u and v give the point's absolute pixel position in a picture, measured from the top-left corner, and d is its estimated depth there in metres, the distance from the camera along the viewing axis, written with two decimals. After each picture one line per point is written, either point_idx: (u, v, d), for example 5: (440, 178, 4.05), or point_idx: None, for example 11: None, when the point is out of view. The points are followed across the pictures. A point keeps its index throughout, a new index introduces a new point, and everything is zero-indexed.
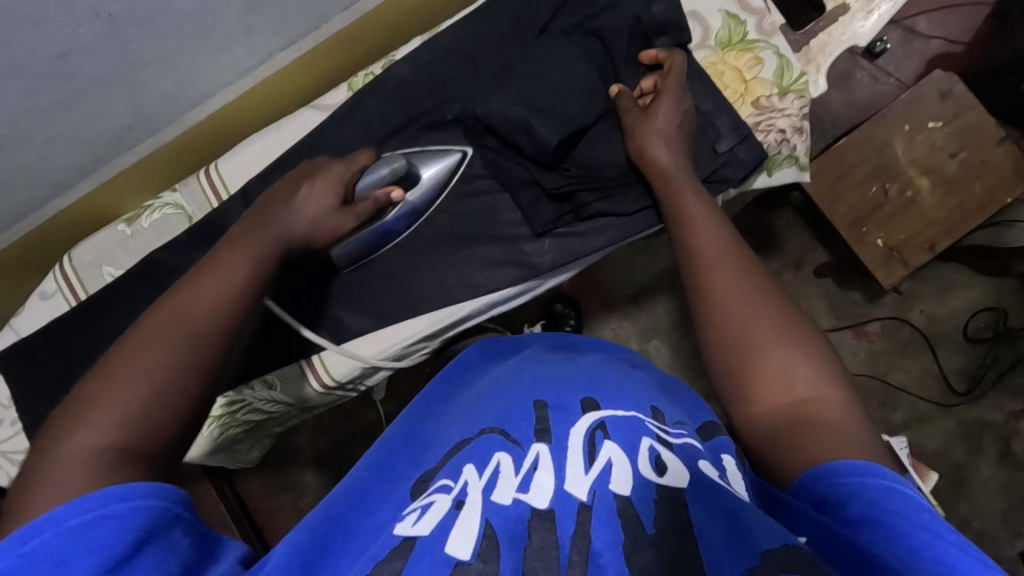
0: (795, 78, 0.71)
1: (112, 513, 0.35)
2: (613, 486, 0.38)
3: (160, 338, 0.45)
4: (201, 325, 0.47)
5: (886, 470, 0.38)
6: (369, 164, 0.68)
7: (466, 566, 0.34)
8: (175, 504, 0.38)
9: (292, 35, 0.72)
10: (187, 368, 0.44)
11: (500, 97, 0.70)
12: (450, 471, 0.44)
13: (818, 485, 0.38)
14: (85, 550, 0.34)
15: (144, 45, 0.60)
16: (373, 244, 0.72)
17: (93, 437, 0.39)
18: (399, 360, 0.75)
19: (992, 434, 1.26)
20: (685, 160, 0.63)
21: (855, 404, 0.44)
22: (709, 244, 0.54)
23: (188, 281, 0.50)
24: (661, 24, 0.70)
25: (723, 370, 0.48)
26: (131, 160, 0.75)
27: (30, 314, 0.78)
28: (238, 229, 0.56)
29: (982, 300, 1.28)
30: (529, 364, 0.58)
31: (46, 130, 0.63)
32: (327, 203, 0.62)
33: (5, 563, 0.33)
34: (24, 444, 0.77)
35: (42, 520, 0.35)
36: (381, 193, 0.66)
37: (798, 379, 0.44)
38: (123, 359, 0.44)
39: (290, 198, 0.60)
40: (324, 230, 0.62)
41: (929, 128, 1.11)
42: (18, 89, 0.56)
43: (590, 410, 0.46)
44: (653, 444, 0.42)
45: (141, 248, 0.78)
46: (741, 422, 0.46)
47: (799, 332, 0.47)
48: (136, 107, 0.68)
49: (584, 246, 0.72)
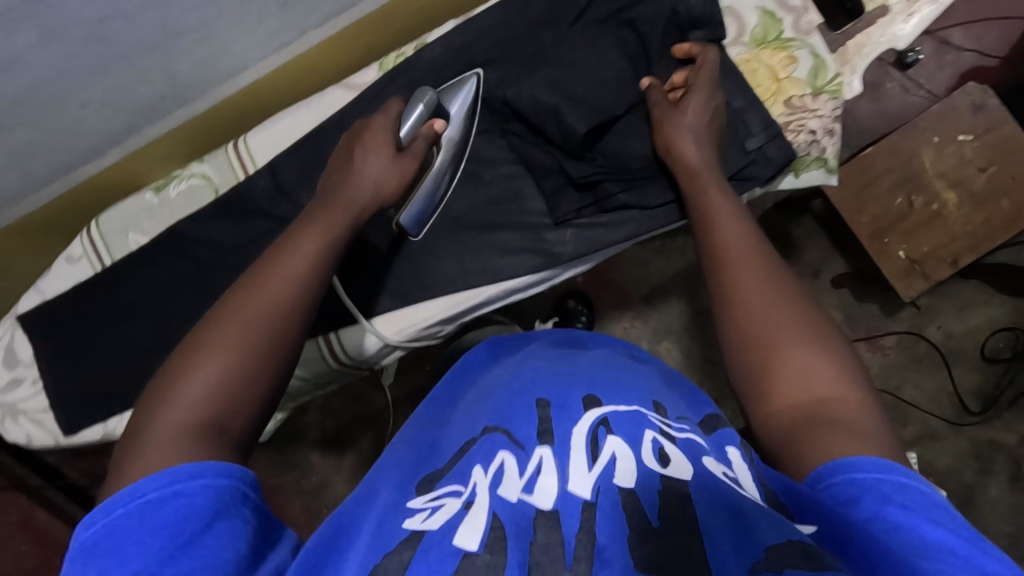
0: (830, 78, 0.70)
1: (189, 488, 0.37)
2: (617, 480, 0.38)
3: (239, 313, 0.46)
4: (277, 299, 0.48)
5: (899, 465, 0.38)
6: (404, 108, 0.67)
7: (474, 557, 0.34)
8: (243, 484, 0.39)
9: (326, 13, 0.73)
10: (267, 337, 0.46)
11: (529, 82, 0.70)
12: (459, 474, 0.44)
13: (834, 476, 0.38)
14: (151, 529, 0.35)
15: (183, 14, 0.61)
16: (435, 199, 0.70)
17: (181, 409, 0.41)
18: (414, 340, 0.75)
19: (1004, 456, 1.25)
20: (713, 157, 0.62)
21: (874, 405, 0.43)
22: (734, 242, 0.54)
23: (271, 257, 0.51)
24: (697, 18, 0.69)
25: (742, 367, 0.48)
26: (162, 129, 0.77)
27: (55, 277, 0.79)
28: (310, 208, 0.57)
29: (1002, 320, 1.26)
30: (534, 360, 0.57)
31: (82, 94, 0.64)
32: (386, 155, 0.62)
33: (97, 528, 0.36)
34: (44, 404, 0.78)
35: (128, 490, 0.37)
36: (428, 129, 0.66)
37: (817, 378, 0.44)
38: (207, 336, 0.45)
39: (353, 159, 0.61)
40: (391, 180, 0.61)
41: (959, 141, 1.10)
42: (60, 50, 0.57)
43: (591, 407, 0.46)
44: (656, 437, 0.42)
45: (167, 217, 0.78)
46: (758, 419, 0.46)
47: (822, 331, 0.47)
48: (171, 76, 0.69)
49: (607, 237, 0.71)
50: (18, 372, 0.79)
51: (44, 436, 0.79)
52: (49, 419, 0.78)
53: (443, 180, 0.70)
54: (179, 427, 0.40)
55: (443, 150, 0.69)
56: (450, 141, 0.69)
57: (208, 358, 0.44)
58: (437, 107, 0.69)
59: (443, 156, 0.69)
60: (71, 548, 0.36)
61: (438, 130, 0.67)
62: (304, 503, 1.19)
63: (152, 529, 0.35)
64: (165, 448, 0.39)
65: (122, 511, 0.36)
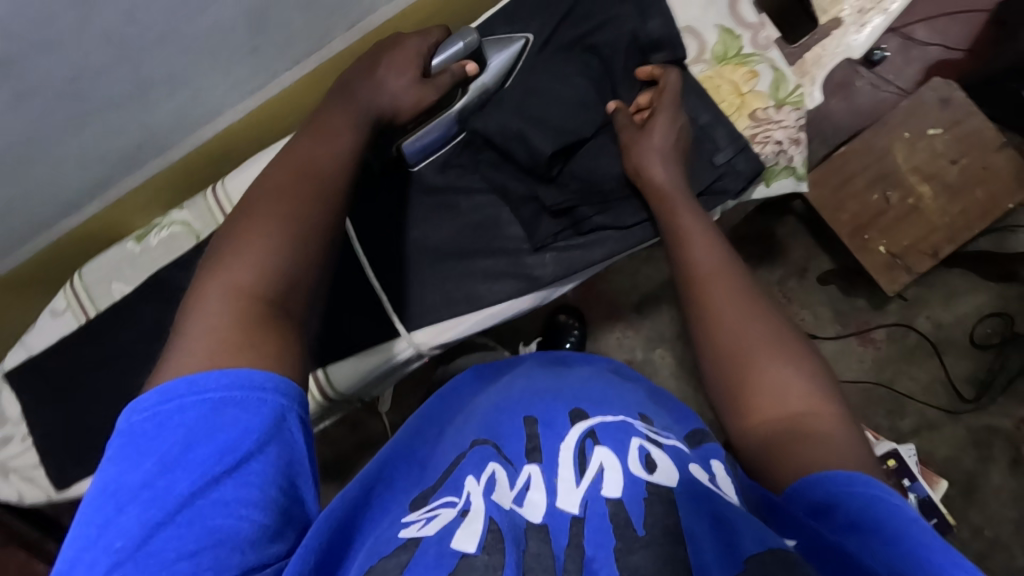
0: (791, 90, 0.71)
1: (247, 396, 0.39)
2: (605, 491, 0.39)
3: (285, 196, 0.49)
4: (321, 182, 0.51)
5: (875, 480, 0.38)
6: (444, 36, 0.67)
7: (471, 558, 0.34)
8: (295, 405, 0.41)
9: (296, 55, 0.74)
10: (315, 220, 0.49)
11: (498, 109, 0.70)
12: (452, 487, 0.43)
13: (809, 492, 0.39)
14: (214, 437, 0.37)
15: (153, 69, 0.62)
16: (441, 140, 0.72)
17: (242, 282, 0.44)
18: (386, 374, 0.75)
19: (1003, 441, 1.25)
20: (681, 177, 0.63)
21: (849, 418, 0.44)
22: (706, 259, 0.55)
23: (306, 149, 0.54)
24: (656, 41, 0.70)
25: (717, 381, 0.49)
26: (140, 178, 0.77)
27: (40, 332, 0.79)
28: (332, 100, 0.59)
29: (989, 306, 1.28)
30: (520, 381, 0.57)
31: (58, 152, 0.65)
32: (409, 77, 0.63)
33: (151, 415, 0.38)
34: (35, 460, 0.78)
35: (191, 381, 0.39)
36: (458, 67, 0.66)
37: (793, 394, 0.45)
38: (258, 215, 0.48)
39: (376, 69, 0.61)
40: (409, 102, 0.63)
41: (929, 135, 1.12)
42: (31, 112, 0.58)
43: (580, 420, 0.47)
44: (643, 443, 0.43)
45: (149, 266, 0.78)
46: (737, 435, 0.46)
47: (793, 349, 0.48)
48: (146, 127, 0.70)
49: (585, 258, 0.71)
50: (8, 430, 0.79)
51: (37, 493, 0.78)
52: (40, 475, 0.78)
53: (461, 120, 0.72)
54: (242, 302, 0.43)
55: (467, 95, 0.70)
56: (478, 86, 0.70)
57: (267, 231, 0.47)
58: (476, 50, 0.69)
59: (466, 100, 0.70)
60: (126, 425, 0.38)
61: (469, 73, 0.68)
62: None
63: (207, 438, 0.37)
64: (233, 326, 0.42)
65: (179, 403, 0.38)
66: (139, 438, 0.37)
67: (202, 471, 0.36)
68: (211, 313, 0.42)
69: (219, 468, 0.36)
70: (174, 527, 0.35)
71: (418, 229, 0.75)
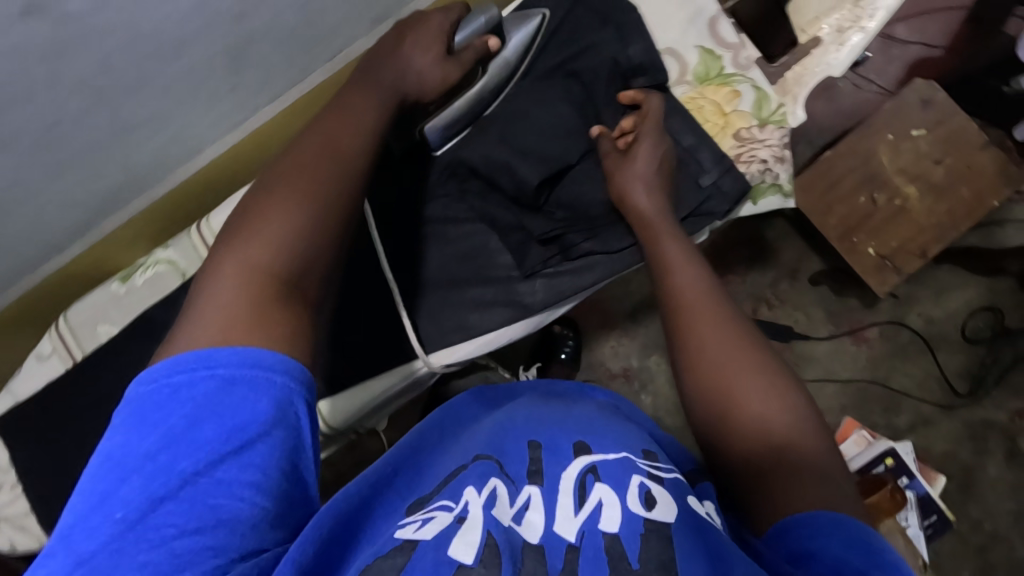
0: (774, 109, 0.71)
1: (257, 379, 0.39)
2: (602, 525, 0.39)
3: (310, 171, 0.48)
4: (344, 157, 0.50)
5: (853, 522, 0.38)
6: (465, 14, 0.66)
7: (469, 568, 0.35)
8: (303, 390, 0.40)
9: (278, 88, 0.73)
10: (336, 196, 0.48)
11: (483, 138, 0.70)
12: (451, 491, 0.42)
13: (790, 538, 0.38)
14: (219, 416, 0.37)
15: (131, 113, 0.61)
16: (463, 120, 0.69)
17: (259, 257, 0.43)
18: (377, 407, 0.73)
19: (998, 433, 1.26)
20: (665, 203, 0.63)
21: (833, 453, 0.44)
22: (689, 288, 0.54)
23: (327, 122, 0.52)
24: (638, 66, 0.70)
25: (701, 412, 0.49)
26: (123, 217, 0.76)
27: (26, 377, 0.78)
28: (359, 71, 0.58)
29: (979, 300, 1.28)
30: (523, 404, 0.54)
31: (39, 197, 0.64)
32: (434, 54, 0.61)
33: (158, 388, 0.38)
34: (26, 507, 0.77)
35: (201, 359, 0.38)
36: (481, 42, 0.64)
37: (775, 426, 0.44)
38: (285, 187, 0.47)
39: (401, 45, 0.60)
40: (434, 79, 0.61)
41: (913, 136, 1.13)
42: (10, 163, 0.57)
43: (582, 454, 0.46)
44: (643, 478, 0.43)
45: (135, 306, 0.77)
46: (719, 466, 0.46)
47: (777, 379, 0.47)
48: (127, 167, 0.69)
49: (575, 284, 0.70)
50: None
51: (29, 540, 0.77)
52: (32, 522, 0.77)
53: (484, 100, 0.69)
54: (257, 279, 0.42)
55: (488, 74, 0.68)
56: (499, 63, 0.68)
57: (289, 204, 0.46)
58: (497, 27, 0.67)
59: (486, 79, 0.68)
60: (132, 399, 0.38)
61: (491, 49, 0.66)
62: None
63: (212, 416, 0.37)
64: (247, 303, 0.41)
65: (187, 379, 0.38)
66: (144, 413, 0.37)
67: (207, 449, 0.36)
68: (224, 288, 0.42)
69: (224, 452, 0.37)
70: (177, 502, 0.35)
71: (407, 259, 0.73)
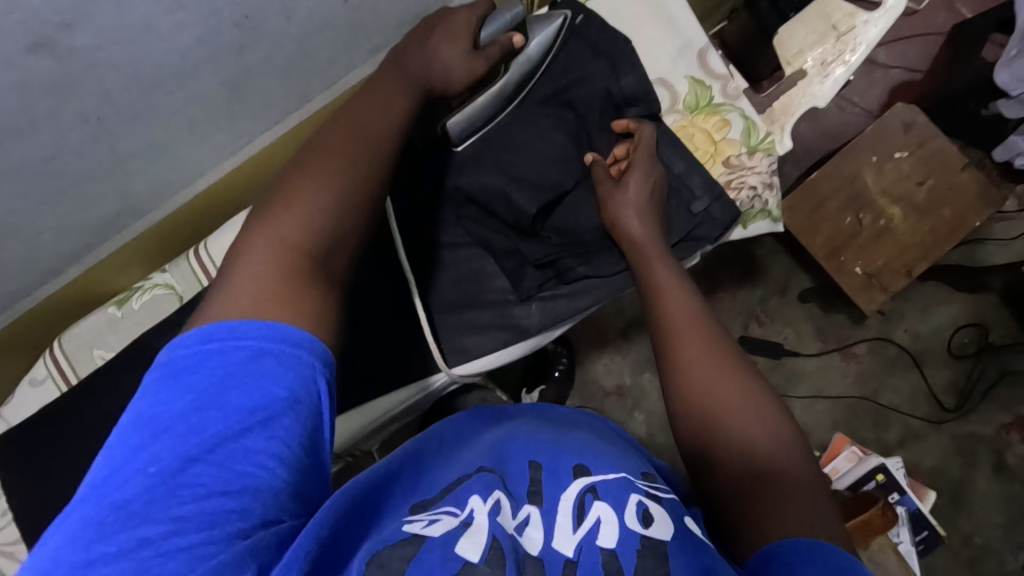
0: (762, 137, 0.73)
1: (283, 353, 0.39)
2: (600, 541, 0.41)
3: (338, 155, 0.49)
4: (370, 143, 0.51)
5: (835, 548, 0.38)
6: (490, 9, 0.65)
7: (474, 566, 0.37)
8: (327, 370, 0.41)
9: (277, 115, 0.74)
10: (361, 179, 0.49)
11: (478, 167, 0.71)
12: (456, 498, 0.43)
13: (771, 563, 0.39)
14: (245, 386, 0.37)
15: (131, 142, 0.62)
16: (484, 118, 0.71)
17: (288, 237, 0.44)
18: (385, 420, 0.75)
19: (986, 447, 1.28)
20: (657, 230, 0.64)
21: (817, 477, 0.46)
22: (680, 310, 0.56)
23: (356, 108, 0.54)
24: (632, 96, 0.72)
25: (689, 433, 0.50)
26: (119, 242, 0.77)
27: (21, 400, 0.78)
28: (391, 60, 0.59)
29: (964, 317, 1.31)
30: (528, 428, 0.54)
31: (38, 224, 0.65)
32: (462, 48, 0.61)
33: (188, 354, 0.38)
34: (16, 534, 0.76)
35: (229, 329, 0.39)
36: (507, 40, 0.64)
37: (758, 450, 0.46)
38: (314, 170, 0.48)
39: (431, 39, 0.60)
40: (460, 74, 0.61)
41: (896, 158, 1.16)
42: (11, 190, 0.58)
43: (581, 475, 0.46)
44: (642, 499, 0.44)
45: (132, 329, 0.77)
46: (706, 487, 0.47)
47: (762, 405, 0.48)
48: (125, 194, 0.69)
49: (572, 307, 0.71)
50: None
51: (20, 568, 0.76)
52: (22, 549, 0.76)
53: (507, 96, 0.70)
54: (288, 258, 0.44)
55: (510, 68, 0.68)
56: (520, 62, 0.68)
57: (318, 184, 0.47)
58: (520, 23, 0.68)
59: (509, 74, 0.69)
60: (162, 361, 0.38)
61: (515, 46, 0.66)
62: None
63: (238, 386, 0.37)
64: (280, 281, 0.42)
65: (217, 344, 0.38)
66: (174, 375, 0.38)
67: (234, 419, 0.37)
68: (253, 262, 0.43)
69: (248, 421, 0.37)
70: (205, 465, 0.35)
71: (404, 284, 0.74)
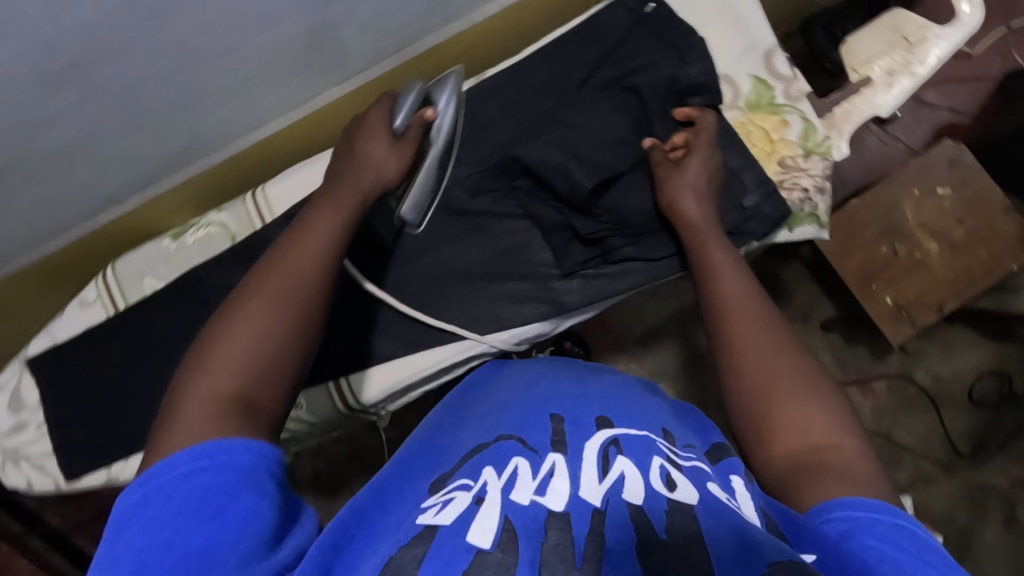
0: (819, 141, 0.74)
1: (218, 465, 0.39)
2: (625, 495, 0.39)
3: (264, 295, 0.51)
4: (302, 274, 0.54)
5: (896, 508, 0.40)
6: (394, 98, 0.70)
7: (486, 555, 0.34)
8: (269, 461, 0.41)
9: (345, 73, 0.77)
10: (294, 309, 0.51)
11: (540, 141, 0.73)
12: (469, 471, 0.44)
13: (835, 511, 0.39)
14: (188, 497, 0.38)
15: (213, 78, 0.64)
16: (431, 192, 0.73)
17: (217, 383, 0.45)
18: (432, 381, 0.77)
19: (997, 499, 1.26)
20: (712, 214, 0.66)
21: (871, 452, 0.46)
22: (732, 293, 0.57)
23: (287, 244, 0.57)
24: (696, 85, 0.73)
25: (743, 416, 0.50)
26: (180, 179, 0.79)
27: (67, 320, 0.80)
28: (325, 189, 0.64)
29: (987, 364, 1.30)
30: (557, 384, 0.56)
31: (112, 149, 0.67)
32: (384, 144, 0.67)
33: (132, 500, 0.39)
34: (49, 448, 0.79)
35: (162, 469, 0.39)
36: (417, 118, 0.69)
37: (815, 427, 0.46)
38: (239, 315, 0.50)
39: (359, 148, 0.66)
40: (391, 167, 0.67)
41: (938, 194, 1.16)
42: (97, 109, 0.60)
43: (604, 427, 0.47)
44: (663, 462, 0.43)
45: (183, 263, 0.80)
46: (756, 465, 0.48)
47: (816, 385, 0.49)
48: (195, 131, 0.72)
49: (611, 287, 0.73)
50: (23, 417, 0.79)
51: (46, 482, 0.78)
52: (52, 463, 0.78)
53: (440, 170, 0.73)
54: (220, 399, 0.44)
55: (434, 139, 0.71)
56: (440, 131, 0.71)
57: (252, 325, 0.49)
58: (426, 97, 0.71)
59: (435, 148, 0.71)
60: (113, 513, 0.39)
61: (430, 119, 0.70)
62: None
63: (180, 498, 0.38)
64: (210, 419, 0.42)
65: (153, 485, 0.39)
66: (125, 517, 0.38)
67: (183, 523, 0.36)
68: (190, 415, 0.43)
69: (193, 519, 0.37)
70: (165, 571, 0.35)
71: (449, 249, 0.76)
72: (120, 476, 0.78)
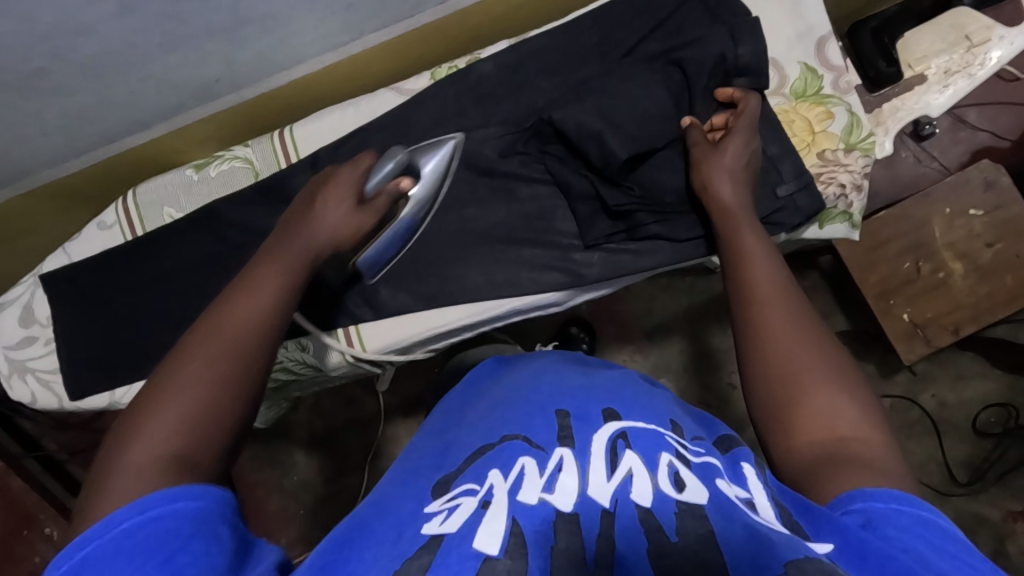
0: (863, 137, 0.72)
1: (160, 515, 0.38)
2: (634, 496, 0.37)
3: (200, 347, 0.47)
4: (241, 322, 0.49)
5: (919, 499, 0.40)
6: (374, 162, 0.68)
7: (494, 562, 0.34)
8: (215, 503, 0.40)
9: (386, 19, 0.75)
10: (235, 356, 0.47)
11: (578, 105, 0.71)
12: (477, 474, 0.43)
13: (857, 501, 0.39)
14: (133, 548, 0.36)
15: (253, 5, 0.63)
16: (393, 250, 0.70)
17: (148, 445, 0.41)
18: (440, 339, 0.77)
19: (989, 530, 1.24)
20: (748, 199, 0.64)
21: (896, 448, 0.45)
22: (764, 281, 0.55)
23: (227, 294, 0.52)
24: (744, 66, 0.71)
25: (765, 404, 0.48)
26: (209, 110, 0.78)
27: (84, 241, 0.80)
28: (269, 243, 0.59)
29: (996, 395, 1.27)
30: (567, 372, 0.54)
31: (144, 68, 0.66)
32: (346, 207, 0.62)
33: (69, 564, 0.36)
34: (55, 365, 0.79)
35: (99, 525, 0.37)
36: (393, 185, 0.66)
37: (842, 417, 0.45)
38: (177, 361, 0.46)
39: (314, 207, 0.61)
40: (347, 230, 0.62)
41: (969, 215, 1.12)
42: (133, 23, 0.59)
43: (612, 419, 0.45)
44: (672, 460, 0.40)
45: (204, 195, 0.79)
46: (780, 455, 0.46)
47: (845, 376, 0.48)
48: (229, 61, 0.71)
49: (633, 264, 0.73)
50: (33, 331, 0.79)
51: (49, 399, 0.79)
52: (57, 381, 0.79)
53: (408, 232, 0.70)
54: (153, 462, 0.40)
55: (411, 204, 0.68)
56: (416, 201, 0.69)
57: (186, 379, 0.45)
58: (409, 165, 0.69)
59: (410, 210, 0.69)
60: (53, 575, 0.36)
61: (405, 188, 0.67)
62: (282, 500, 1.18)
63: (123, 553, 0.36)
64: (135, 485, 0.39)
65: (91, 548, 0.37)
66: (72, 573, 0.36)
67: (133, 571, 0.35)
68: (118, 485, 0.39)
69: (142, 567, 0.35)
70: None
71: (473, 210, 0.77)
72: (122, 400, 0.78)
